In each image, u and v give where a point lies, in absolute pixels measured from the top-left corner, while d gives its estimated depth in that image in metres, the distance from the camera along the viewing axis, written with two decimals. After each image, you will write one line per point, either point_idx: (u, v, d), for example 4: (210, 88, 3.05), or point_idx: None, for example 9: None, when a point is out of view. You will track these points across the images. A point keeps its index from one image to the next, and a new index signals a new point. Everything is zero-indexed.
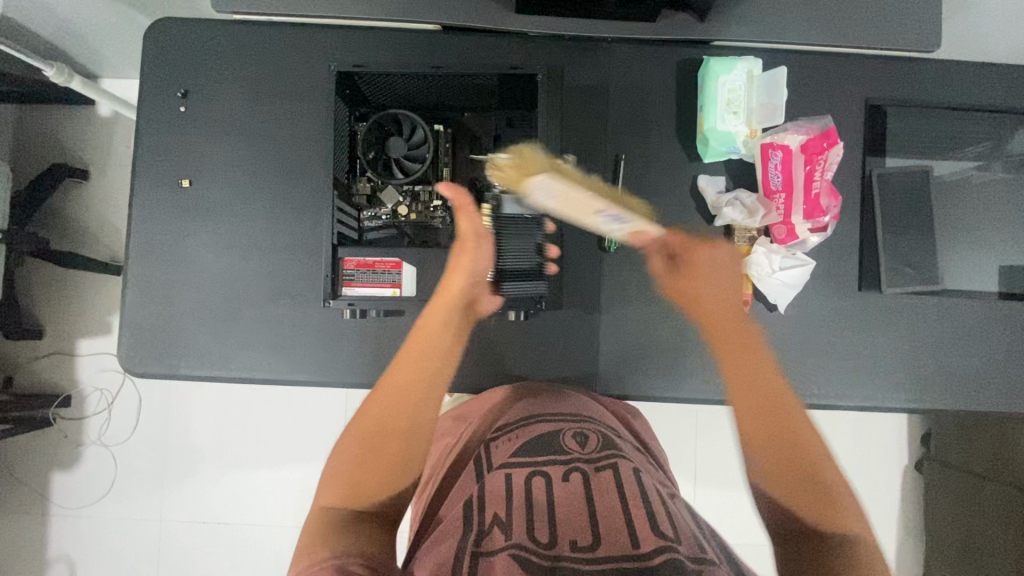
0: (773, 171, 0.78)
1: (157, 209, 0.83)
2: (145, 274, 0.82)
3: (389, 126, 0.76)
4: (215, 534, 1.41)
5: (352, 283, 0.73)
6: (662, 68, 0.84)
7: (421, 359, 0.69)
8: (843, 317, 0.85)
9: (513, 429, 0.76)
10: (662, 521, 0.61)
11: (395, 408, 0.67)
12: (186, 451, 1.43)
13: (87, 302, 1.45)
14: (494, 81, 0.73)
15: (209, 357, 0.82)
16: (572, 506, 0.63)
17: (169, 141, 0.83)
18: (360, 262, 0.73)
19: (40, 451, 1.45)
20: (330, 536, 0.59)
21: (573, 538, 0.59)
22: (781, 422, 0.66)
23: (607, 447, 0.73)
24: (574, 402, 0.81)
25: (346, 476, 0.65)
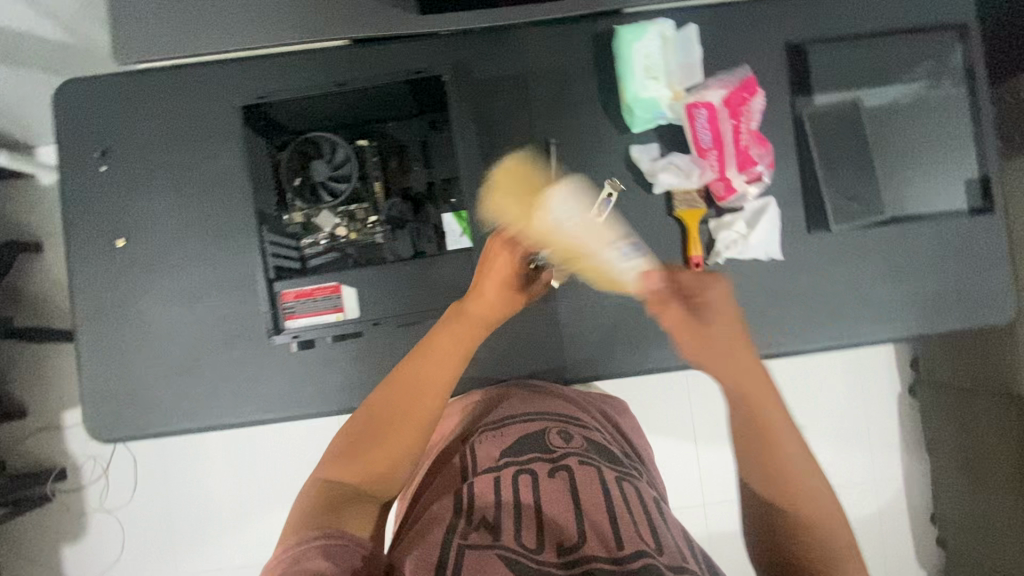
0: (701, 130, 0.79)
1: (98, 273, 0.81)
2: (97, 340, 0.81)
3: (311, 150, 0.76)
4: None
5: (294, 314, 0.75)
6: (578, 47, 0.83)
7: (442, 362, 0.72)
8: (798, 263, 0.84)
9: (500, 429, 0.80)
10: (643, 524, 0.64)
11: (410, 402, 0.70)
12: (190, 503, 1.43)
13: (65, 373, 1.44)
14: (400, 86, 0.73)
15: (176, 412, 0.81)
16: (556, 503, 0.66)
17: (97, 203, 0.81)
18: (299, 293, 0.74)
19: (45, 528, 1.44)
20: (319, 514, 0.61)
21: (557, 538, 0.62)
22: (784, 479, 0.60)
23: (589, 447, 0.76)
24: (558, 402, 0.84)
25: (348, 454, 0.68)
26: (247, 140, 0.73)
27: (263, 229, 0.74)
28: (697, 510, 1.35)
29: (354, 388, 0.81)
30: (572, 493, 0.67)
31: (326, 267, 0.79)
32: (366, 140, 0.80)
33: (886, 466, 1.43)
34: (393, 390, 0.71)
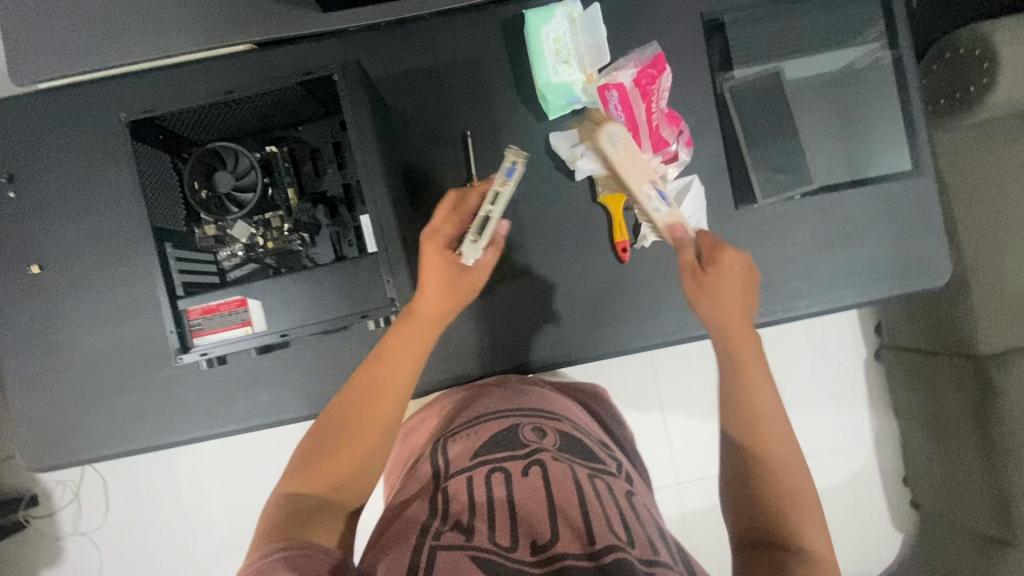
0: (614, 112, 0.78)
1: (16, 301, 0.80)
2: (23, 368, 0.80)
3: (215, 162, 0.74)
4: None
5: (201, 332, 0.69)
6: (486, 34, 0.81)
7: (398, 360, 0.68)
8: (728, 240, 0.83)
9: (473, 424, 0.75)
10: (617, 518, 0.60)
11: (367, 410, 0.66)
12: (166, 519, 1.43)
13: None
14: (296, 90, 0.70)
15: (110, 436, 0.80)
16: (532, 501, 0.62)
17: (9, 230, 0.79)
18: (205, 308, 0.69)
19: (23, 555, 1.44)
20: (279, 526, 0.58)
21: (532, 536, 0.58)
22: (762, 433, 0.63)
23: (567, 442, 0.71)
24: (534, 397, 0.80)
25: (307, 463, 0.64)
26: (134, 157, 0.68)
27: (164, 247, 0.68)
28: (669, 491, 1.35)
29: (285, 398, 0.79)
30: (548, 489, 0.63)
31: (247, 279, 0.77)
32: (275, 146, 0.78)
33: (860, 436, 1.41)
34: (348, 398, 0.67)
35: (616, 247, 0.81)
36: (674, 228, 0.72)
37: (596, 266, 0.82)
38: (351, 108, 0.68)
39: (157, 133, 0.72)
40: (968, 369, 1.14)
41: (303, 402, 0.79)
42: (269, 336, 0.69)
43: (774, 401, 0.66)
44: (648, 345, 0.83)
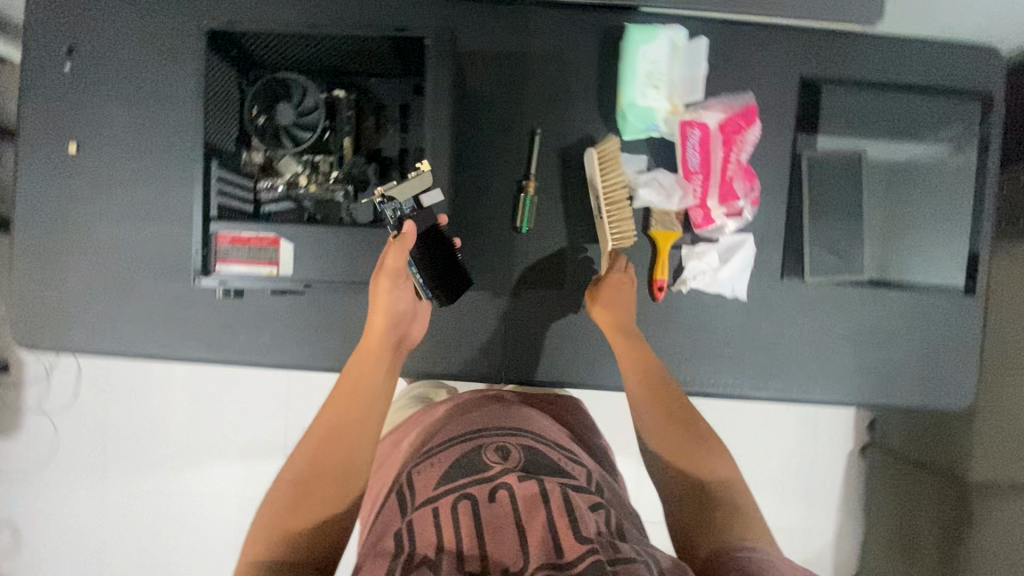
0: (691, 151, 0.74)
1: (45, 174, 0.78)
2: (36, 243, 0.78)
3: (280, 91, 0.70)
4: (160, 504, 1.42)
5: (226, 260, 0.69)
6: (582, 38, 0.78)
7: (346, 410, 0.75)
8: (762, 309, 0.81)
9: (438, 450, 0.73)
10: (583, 521, 0.61)
11: (319, 460, 0.71)
12: (130, 421, 1.43)
13: None
14: (384, 41, 0.69)
15: (104, 334, 0.79)
16: (497, 525, 0.61)
17: (58, 103, 0.77)
18: (234, 238, 0.68)
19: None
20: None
21: (503, 563, 0.58)
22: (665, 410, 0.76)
23: (532, 461, 0.70)
24: (493, 415, 0.78)
25: (272, 521, 0.67)
26: (204, 67, 0.67)
27: (210, 165, 0.68)
28: None
29: (286, 344, 0.78)
30: (513, 512, 0.62)
31: (278, 218, 0.75)
32: (343, 91, 0.76)
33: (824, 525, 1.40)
34: (301, 459, 0.72)
35: (654, 284, 0.79)
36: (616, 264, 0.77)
37: None
38: (433, 75, 0.68)
39: (232, 50, 0.71)
40: (953, 492, 1.13)
41: (303, 353, 0.78)
42: (292, 282, 0.70)
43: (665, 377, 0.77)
44: None
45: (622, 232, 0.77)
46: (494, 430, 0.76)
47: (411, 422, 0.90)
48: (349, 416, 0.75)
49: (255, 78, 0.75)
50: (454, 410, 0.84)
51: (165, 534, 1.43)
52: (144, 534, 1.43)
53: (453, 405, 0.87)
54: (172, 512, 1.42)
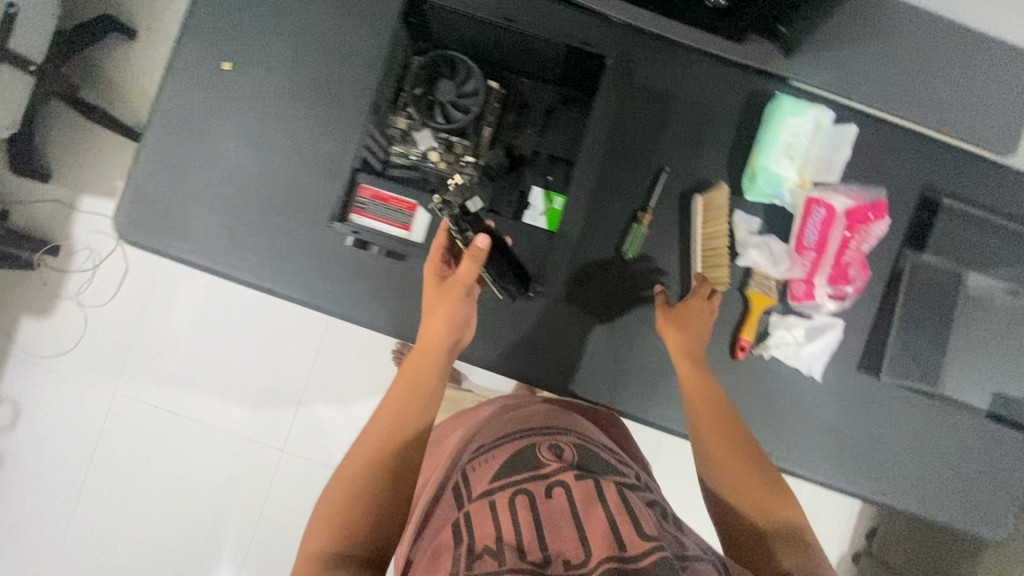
0: (810, 227, 0.77)
1: (191, 83, 0.79)
2: (163, 145, 0.80)
3: (444, 69, 0.73)
4: (167, 420, 1.43)
5: (361, 212, 0.71)
6: (730, 93, 0.81)
7: (400, 413, 0.72)
8: (829, 391, 0.83)
9: (490, 447, 0.74)
10: (640, 518, 0.61)
11: (371, 460, 0.68)
12: (160, 333, 1.44)
13: (97, 160, 1.42)
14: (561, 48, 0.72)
15: (202, 248, 0.79)
16: (556, 515, 0.61)
17: (222, 18, 0.79)
18: (376, 193, 0.71)
19: (17, 293, 1.43)
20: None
21: (563, 556, 0.57)
22: (723, 430, 0.73)
23: (584, 463, 0.70)
24: (542, 416, 0.79)
25: (328, 522, 0.65)
26: (396, 30, 0.71)
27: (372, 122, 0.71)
28: None
29: (375, 304, 0.79)
30: (567, 506, 0.62)
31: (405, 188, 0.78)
32: (497, 84, 0.78)
33: None
34: (351, 461, 0.70)
35: (736, 342, 0.80)
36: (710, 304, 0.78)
37: (709, 349, 0.81)
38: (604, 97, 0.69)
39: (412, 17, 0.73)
40: None
41: (388, 315, 0.79)
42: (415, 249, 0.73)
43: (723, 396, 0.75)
44: None
45: (716, 275, 0.79)
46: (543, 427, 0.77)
47: (461, 420, 0.90)
48: (400, 417, 0.72)
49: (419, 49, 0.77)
50: (505, 409, 0.85)
51: (162, 452, 1.43)
52: (141, 445, 1.43)
53: (500, 405, 0.88)
54: (177, 431, 1.43)
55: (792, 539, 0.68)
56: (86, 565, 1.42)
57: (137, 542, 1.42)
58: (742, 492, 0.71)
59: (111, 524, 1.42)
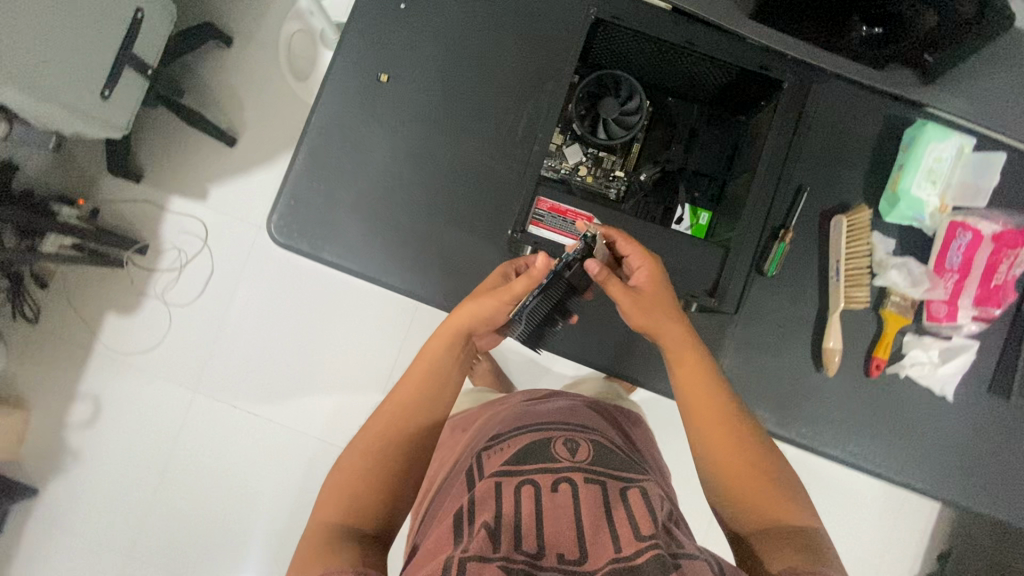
0: (954, 250, 0.78)
1: (346, 94, 0.82)
2: (317, 153, 0.82)
3: (608, 87, 0.76)
4: (247, 421, 1.44)
5: (540, 223, 0.74)
6: (869, 115, 0.83)
7: (422, 398, 0.73)
8: (962, 411, 0.83)
9: (507, 440, 0.78)
10: (641, 519, 0.65)
11: (389, 439, 0.69)
12: (243, 334, 1.46)
13: (189, 163, 1.45)
14: (731, 70, 0.75)
15: (351, 253, 0.82)
16: (560, 512, 0.65)
17: (378, 31, 0.82)
18: (554, 206, 0.74)
19: (101, 290, 1.45)
20: (336, 545, 0.60)
21: (559, 549, 0.62)
22: (723, 436, 0.70)
23: (599, 461, 0.74)
24: (559, 414, 0.83)
25: (346, 488, 0.66)
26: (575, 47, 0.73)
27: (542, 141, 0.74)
28: None
29: None
30: (572, 504, 0.67)
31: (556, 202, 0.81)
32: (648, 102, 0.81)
33: None
34: (370, 435, 0.70)
35: (871, 360, 0.82)
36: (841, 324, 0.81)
37: (842, 365, 0.83)
38: (778, 124, 0.73)
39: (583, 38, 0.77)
40: None
41: None
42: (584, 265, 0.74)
43: (726, 400, 0.71)
44: (842, 459, 0.83)
45: (856, 295, 0.81)
46: (563, 425, 0.81)
47: (484, 415, 0.93)
48: (421, 400, 0.72)
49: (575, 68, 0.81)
50: (529, 403, 0.89)
51: (240, 452, 1.44)
52: (218, 445, 1.44)
53: (521, 400, 0.91)
54: (256, 432, 1.44)
55: (791, 537, 0.63)
56: (158, 565, 1.42)
57: (211, 544, 1.42)
58: (745, 497, 0.67)
59: (186, 524, 1.42)
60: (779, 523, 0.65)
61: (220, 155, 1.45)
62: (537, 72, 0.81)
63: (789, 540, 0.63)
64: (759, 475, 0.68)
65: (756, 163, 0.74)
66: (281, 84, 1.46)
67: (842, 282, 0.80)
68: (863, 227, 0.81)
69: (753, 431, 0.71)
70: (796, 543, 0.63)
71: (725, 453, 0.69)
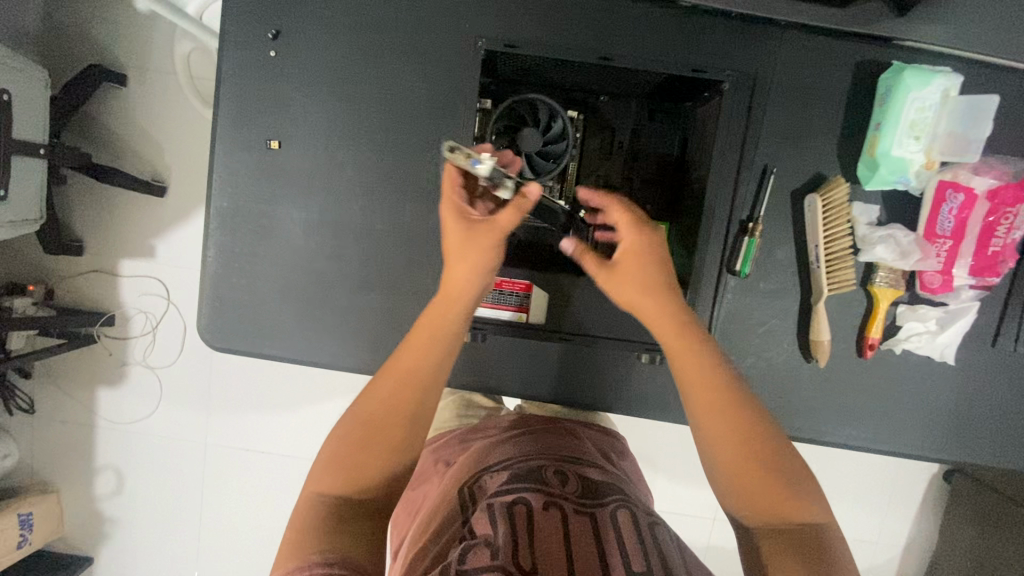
0: (946, 215, 0.71)
1: (241, 171, 0.73)
2: (227, 244, 0.74)
3: (525, 114, 0.68)
4: (262, 464, 1.31)
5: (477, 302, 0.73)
6: (833, 70, 0.70)
7: (417, 370, 0.61)
8: (970, 374, 0.77)
9: (499, 468, 0.66)
10: (633, 548, 0.55)
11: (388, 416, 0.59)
12: (243, 387, 1.29)
13: (125, 216, 1.26)
14: (664, 76, 0.70)
15: (293, 341, 0.76)
16: (551, 531, 0.55)
17: (256, 92, 0.72)
18: None
19: (82, 366, 1.32)
20: (318, 536, 0.53)
21: (552, 572, 0.51)
22: (738, 415, 0.59)
23: (591, 489, 0.63)
24: (551, 439, 0.72)
25: (338, 462, 0.58)
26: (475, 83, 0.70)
27: None
28: None
29: (479, 368, 0.76)
30: (566, 524, 0.56)
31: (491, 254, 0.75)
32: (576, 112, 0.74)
33: None
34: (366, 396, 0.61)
35: (864, 340, 0.75)
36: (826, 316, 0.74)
37: (832, 352, 0.77)
38: (726, 126, 0.68)
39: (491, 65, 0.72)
40: None
41: (497, 374, 0.76)
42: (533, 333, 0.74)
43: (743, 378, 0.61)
44: (844, 443, 0.79)
45: (841, 278, 0.74)
46: (554, 450, 0.70)
47: (456, 446, 0.79)
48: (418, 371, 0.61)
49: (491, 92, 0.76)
50: (507, 429, 0.77)
51: (265, 502, 1.31)
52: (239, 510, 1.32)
53: (498, 424, 0.80)
54: (275, 473, 1.31)
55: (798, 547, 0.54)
56: None
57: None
58: (750, 494, 0.57)
59: None
60: (778, 525, 0.56)
61: (149, 206, 1.26)
62: (443, 102, 0.70)
63: (793, 550, 0.54)
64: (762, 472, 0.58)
65: (706, 167, 0.69)
66: (188, 106, 1.21)
67: (822, 268, 0.72)
68: (837, 205, 0.72)
69: (758, 417, 0.60)
70: (803, 547, 0.55)
71: (721, 445, 0.59)
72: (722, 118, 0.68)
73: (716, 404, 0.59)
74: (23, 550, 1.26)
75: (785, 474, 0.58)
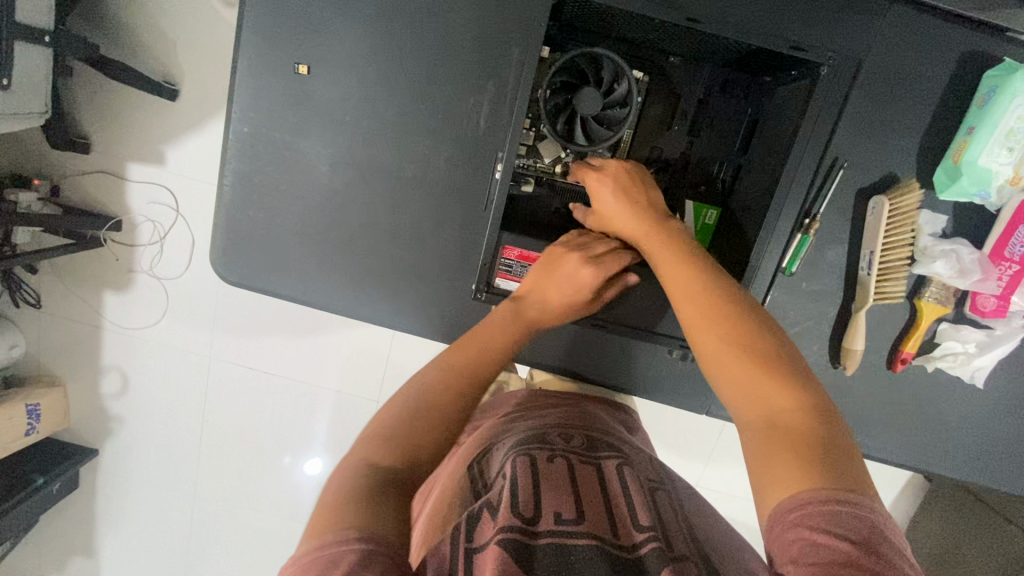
0: (1019, 237, 0.66)
1: (264, 96, 0.67)
2: (246, 173, 0.69)
3: (585, 72, 0.62)
4: (264, 381, 1.30)
5: (508, 275, 0.68)
6: (937, 60, 0.63)
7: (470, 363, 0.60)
8: (1003, 402, 0.75)
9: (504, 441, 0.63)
10: (639, 501, 0.52)
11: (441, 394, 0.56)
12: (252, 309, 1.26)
13: (134, 114, 1.17)
14: (754, 46, 0.62)
15: (308, 283, 0.73)
16: (558, 489, 0.51)
17: (287, 6, 0.64)
18: (523, 254, 0.67)
19: (87, 269, 1.28)
20: (354, 506, 0.43)
21: (555, 508, 0.49)
22: (722, 307, 0.53)
23: (595, 450, 0.60)
24: (552, 408, 0.70)
25: (391, 431, 0.52)
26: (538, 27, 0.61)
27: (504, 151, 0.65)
28: None
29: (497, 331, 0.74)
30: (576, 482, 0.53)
31: (522, 224, 0.70)
32: (641, 73, 0.67)
33: None
34: (389, 415, 0.54)
35: (896, 354, 0.72)
36: (863, 324, 0.70)
37: (865, 361, 0.74)
38: (814, 111, 0.60)
39: (555, 13, 0.64)
40: None
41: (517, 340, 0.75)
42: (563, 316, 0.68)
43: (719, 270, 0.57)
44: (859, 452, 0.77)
45: (890, 290, 0.69)
46: (552, 416, 0.67)
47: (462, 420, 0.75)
48: (426, 412, 0.55)
49: (549, 39, 0.67)
50: (510, 407, 0.73)
51: (264, 415, 1.33)
52: (242, 425, 1.34)
53: (498, 404, 0.76)
54: (275, 392, 1.31)
55: (784, 435, 0.46)
56: (209, 540, 1.44)
57: (262, 494, 1.38)
58: (737, 385, 0.50)
59: (226, 496, 1.39)
60: (770, 430, 0.47)
61: (159, 106, 1.16)
62: (495, 43, 0.63)
63: (779, 454, 0.45)
64: (743, 381, 0.50)
65: (781, 157, 0.63)
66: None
67: (873, 276, 0.67)
68: (904, 211, 0.66)
69: (739, 302, 0.54)
70: (799, 444, 0.45)
71: (707, 341, 0.53)
72: (816, 108, 0.60)
73: (698, 302, 0.54)
74: (30, 437, 1.29)
75: (767, 361, 0.50)
